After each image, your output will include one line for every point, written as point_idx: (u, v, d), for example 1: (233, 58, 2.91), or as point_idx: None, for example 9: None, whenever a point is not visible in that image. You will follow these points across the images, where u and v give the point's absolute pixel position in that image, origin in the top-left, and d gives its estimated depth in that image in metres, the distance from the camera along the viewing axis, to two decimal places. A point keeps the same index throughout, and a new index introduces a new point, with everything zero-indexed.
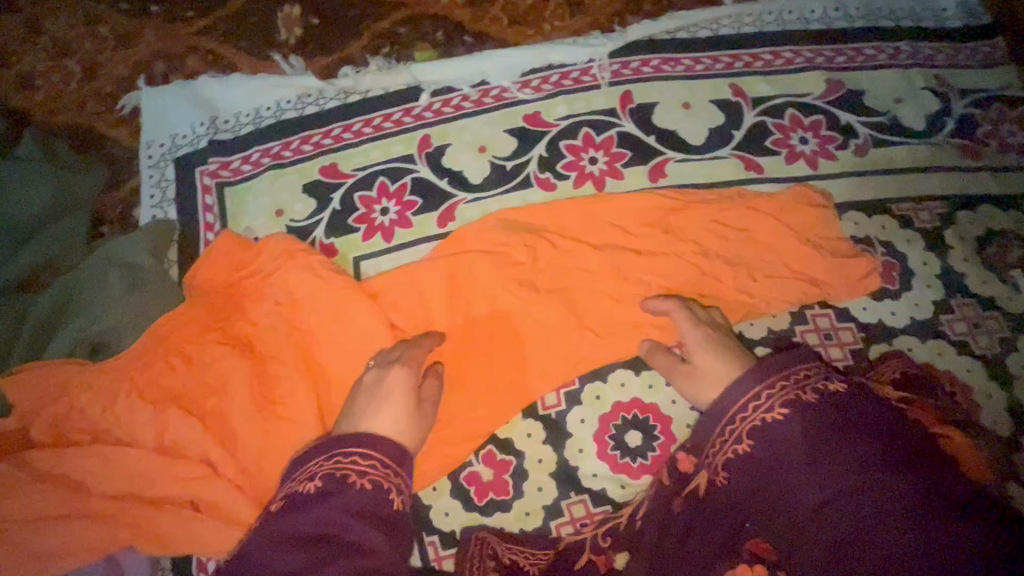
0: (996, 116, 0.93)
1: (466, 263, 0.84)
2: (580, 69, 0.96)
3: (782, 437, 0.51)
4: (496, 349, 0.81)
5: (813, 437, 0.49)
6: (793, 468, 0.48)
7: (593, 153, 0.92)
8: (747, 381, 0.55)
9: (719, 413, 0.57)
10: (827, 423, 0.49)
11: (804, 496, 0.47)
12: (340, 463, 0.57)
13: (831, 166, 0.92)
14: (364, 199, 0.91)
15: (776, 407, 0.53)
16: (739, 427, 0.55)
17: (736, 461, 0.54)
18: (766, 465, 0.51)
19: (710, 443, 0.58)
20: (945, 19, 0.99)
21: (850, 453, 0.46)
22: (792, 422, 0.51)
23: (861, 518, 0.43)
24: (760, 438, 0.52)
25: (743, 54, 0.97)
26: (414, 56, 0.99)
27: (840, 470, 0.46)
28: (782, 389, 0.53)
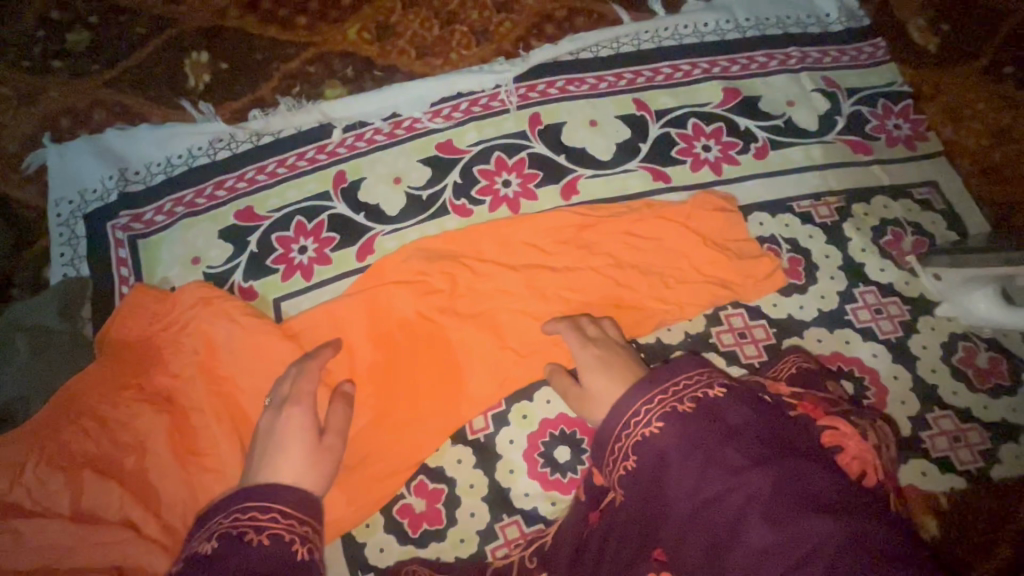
0: (882, 112, 0.99)
1: (386, 296, 0.85)
2: (488, 96, 0.99)
3: (663, 450, 0.52)
4: (422, 376, 0.82)
5: (692, 445, 0.50)
6: (678, 480, 0.50)
7: (506, 176, 0.95)
8: (629, 397, 0.56)
9: (606, 432, 0.57)
10: (704, 434, 0.51)
11: (693, 511, 0.48)
12: (239, 521, 0.58)
13: (734, 170, 0.96)
14: (281, 239, 0.91)
15: (654, 422, 0.54)
16: (626, 444, 0.55)
17: (628, 480, 0.55)
18: (653, 478, 0.52)
19: (603, 461, 0.58)
20: (829, 24, 1.05)
21: (727, 464, 0.48)
22: (671, 436, 0.52)
23: (747, 520, 0.45)
24: (642, 453, 0.53)
25: (643, 69, 1.01)
26: (326, 94, 1.00)
27: (719, 474, 0.48)
28: (660, 403, 0.54)
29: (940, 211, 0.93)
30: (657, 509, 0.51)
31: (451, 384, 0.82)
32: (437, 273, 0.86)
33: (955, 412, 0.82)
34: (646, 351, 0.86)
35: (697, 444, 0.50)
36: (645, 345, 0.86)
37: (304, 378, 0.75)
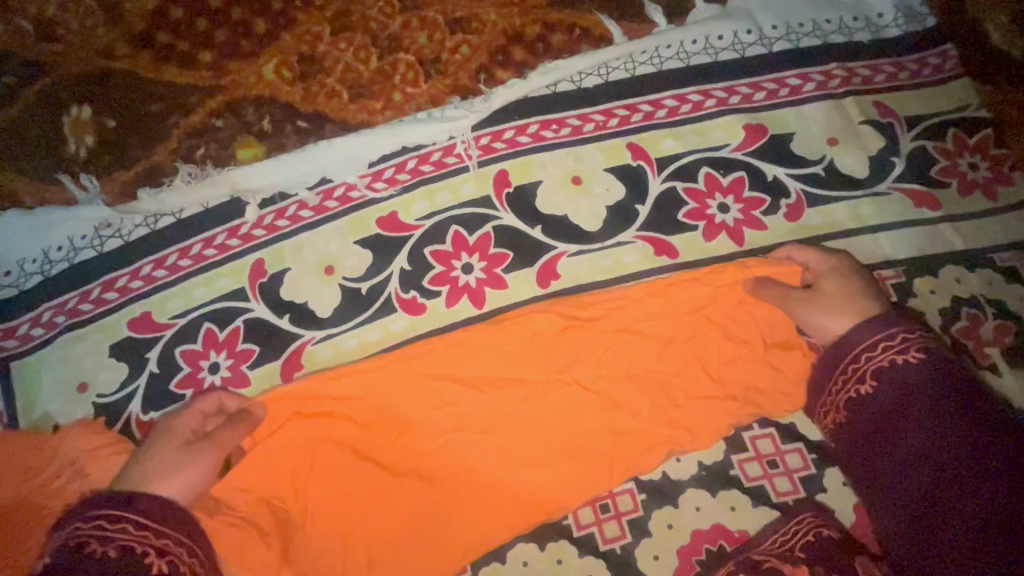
0: (952, 148, 0.77)
1: (313, 432, 0.66)
2: (441, 150, 0.77)
3: (901, 379, 0.53)
4: (351, 542, 0.64)
5: (939, 388, 0.51)
6: (903, 414, 0.52)
7: (466, 258, 0.74)
8: (877, 326, 0.57)
9: (842, 350, 0.58)
10: (949, 377, 0.52)
11: (914, 438, 0.51)
12: (82, 529, 0.51)
13: (760, 237, 0.74)
14: (187, 354, 0.72)
15: (909, 351, 0.54)
16: (865, 367, 0.56)
17: (857, 400, 0.56)
18: (878, 404, 0.54)
19: (828, 382, 0.59)
20: (881, 28, 0.81)
21: (963, 408, 0.49)
22: (919, 366, 0.53)
23: (971, 465, 0.47)
24: (882, 382, 0.54)
25: (640, 103, 0.79)
26: (238, 155, 0.79)
27: (949, 420, 0.49)
28: (919, 340, 0.55)
29: None
30: (870, 435, 0.54)
31: (395, 549, 0.64)
32: (380, 400, 0.68)
33: None
34: (649, 490, 0.67)
35: (938, 389, 0.51)
36: (647, 481, 0.67)
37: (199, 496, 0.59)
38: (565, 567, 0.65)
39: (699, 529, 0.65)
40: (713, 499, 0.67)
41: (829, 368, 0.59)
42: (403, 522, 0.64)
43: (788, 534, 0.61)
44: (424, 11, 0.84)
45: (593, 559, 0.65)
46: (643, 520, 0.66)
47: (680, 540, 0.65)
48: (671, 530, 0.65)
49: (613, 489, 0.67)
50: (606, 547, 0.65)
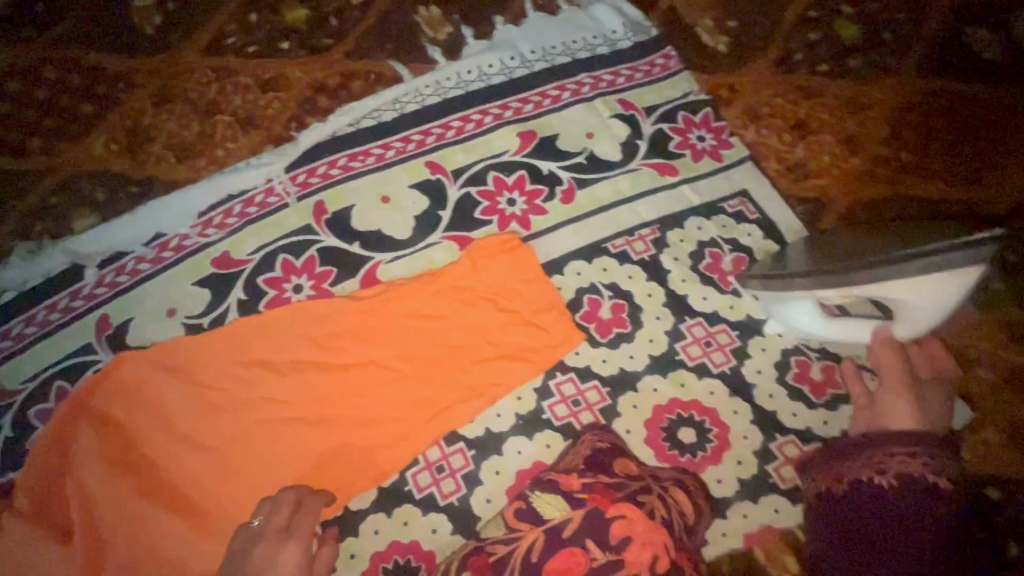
0: (683, 126, 0.96)
1: (178, 452, 0.76)
2: (263, 192, 0.88)
3: (913, 493, 0.59)
4: (186, 511, 0.74)
5: (914, 510, 0.58)
6: (899, 532, 0.58)
7: (296, 280, 0.85)
8: (929, 436, 0.64)
9: (871, 444, 0.66)
10: (914, 512, 0.58)
11: (886, 562, 0.56)
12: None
13: (544, 220, 0.89)
14: (42, 413, 0.78)
15: (890, 478, 0.62)
16: (869, 468, 0.64)
17: (863, 495, 0.63)
18: (878, 516, 0.60)
19: (847, 454, 0.67)
20: (616, 41, 1.01)
21: (920, 545, 0.56)
22: (892, 500, 0.60)
23: None
24: (898, 491, 0.60)
25: (432, 128, 0.94)
26: (75, 227, 0.87)
27: (911, 556, 0.55)
28: (897, 462, 0.62)
29: (755, 221, 0.90)
30: (844, 553, 0.60)
31: (225, 507, 0.75)
32: (224, 409, 0.78)
33: (797, 436, 0.79)
34: (477, 446, 0.78)
35: (927, 530, 0.57)
36: (474, 439, 0.79)
37: (106, 459, 0.74)
38: (411, 526, 0.74)
39: (522, 469, 0.77)
40: (531, 442, 0.79)
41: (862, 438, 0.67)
42: (246, 511, 0.74)
43: (573, 454, 0.72)
44: (237, 77, 0.96)
45: (435, 514, 0.75)
46: (475, 472, 0.77)
47: (507, 482, 0.77)
48: (498, 475, 0.77)
49: (446, 451, 0.78)
50: (445, 501, 0.76)
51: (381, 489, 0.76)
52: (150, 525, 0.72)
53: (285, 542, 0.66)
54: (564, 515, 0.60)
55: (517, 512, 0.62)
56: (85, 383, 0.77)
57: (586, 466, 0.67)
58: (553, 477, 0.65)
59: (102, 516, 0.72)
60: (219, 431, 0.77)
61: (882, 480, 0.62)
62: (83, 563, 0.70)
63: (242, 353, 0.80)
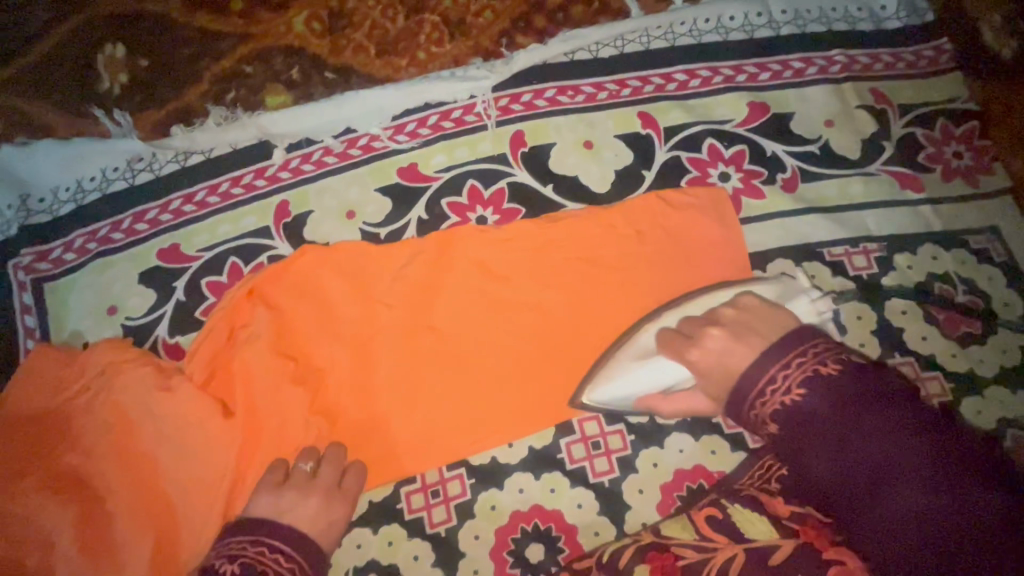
0: (939, 136, 0.82)
1: (339, 358, 0.74)
2: (461, 108, 0.82)
3: (847, 387, 0.48)
4: (340, 419, 0.73)
5: (839, 415, 0.47)
6: (821, 450, 0.48)
7: (481, 210, 0.79)
8: (773, 355, 0.53)
9: (756, 375, 0.53)
10: (857, 398, 0.47)
11: (841, 481, 0.47)
12: (259, 554, 0.59)
13: (756, 206, 0.80)
14: (214, 286, 0.77)
15: (794, 388, 0.50)
16: (763, 408, 0.52)
17: (785, 412, 0.50)
18: (862, 397, 0.47)
19: (745, 395, 0.53)
20: (884, 19, 0.86)
21: (874, 443, 0.45)
22: (814, 401, 0.49)
23: (898, 496, 0.44)
24: (809, 400, 0.49)
25: (652, 76, 0.84)
26: (267, 101, 0.83)
27: (864, 454, 0.46)
28: (799, 367, 0.51)
29: (1000, 264, 0.77)
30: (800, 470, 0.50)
31: (377, 427, 0.73)
32: (389, 330, 0.75)
33: None
34: (638, 433, 0.73)
35: (837, 424, 0.47)
36: (636, 424, 0.73)
37: (270, 345, 0.73)
38: (557, 495, 0.71)
39: (681, 469, 0.72)
40: (696, 442, 0.73)
41: (732, 410, 0.55)
42: (394, 431, 0.73)
43: (765, 471, 0.64)
44: None
45: (583, 489, 0.71)
46: (631, 458, 0.72)
47: (664, 477, 0.72)
48: (656, 468, 0.72)
49: (605, 429, 0.73)
50: (596, 479, 0.71)
51: (532, 449, 0.73)
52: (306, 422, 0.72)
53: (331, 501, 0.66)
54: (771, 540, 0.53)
55: (709, 520, 0.58)
56: (261, 272, 0.75)
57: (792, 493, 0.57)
58: (755, 496, 0.59)
59: (258, 410, 0.71)
60: (381, 350, 0.74)
61: (786, 404, 0.51)
62: (242, 442, 0.70)
63: (413, 276, 0.76)
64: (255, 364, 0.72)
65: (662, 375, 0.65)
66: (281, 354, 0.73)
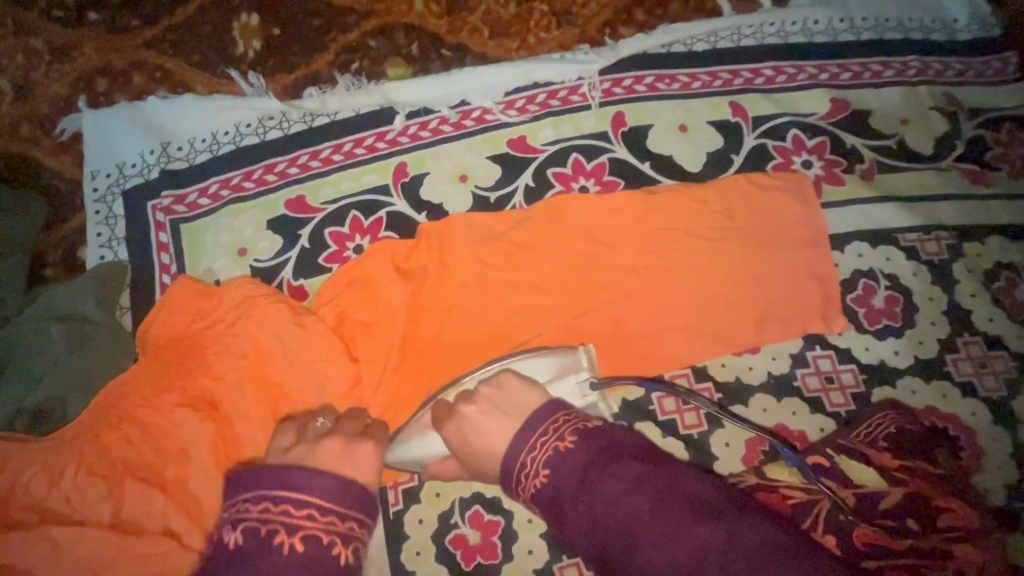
0: (1007, 139, 0.89)
1: (450, 306, 0.80)
2: (568, 88, 0.89)
3: (584, 456, 0.51)
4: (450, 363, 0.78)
5: (581, 483, 0.50)
6: (574, 518, 0.49)
7: (583, 181, 0.86)
8: (532, 421, 0.57)
9: (518, 447, 0.56)
10: (591, 463, 0.50)
11: (601, 551, 0.47)
12: (265, 514, 0.51)
13: (837, 192, 0.86)
14: (336, 235, 0.84)
15: (540, 466, 0.53)
16: (525, 479, 0.54)
17: (542, 491, 0.53)
18: (595, 463, 0.50)
19: (518, 470, 0.55)
20: (956, 32, 0.94)
21: (614, 506, 0.47)
22: (565, 470, 0.51)
23: (643, 559, 0.44)
24: (552, 475, 0.52)
25: (743, 70, 0.91)
26: (387, 73, 0.90)
27: (605, 518, 0.47)
28: (549, 439, 0.54)
29: None
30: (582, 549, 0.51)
31: None
32: (499, 284, 0.81)
33: None
34: (723, 391, 0.80)
35: (577, 491, 0.50)
36: (723, 383, 0.80)
37: (391, 291, 0.79)
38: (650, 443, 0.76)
39: (764, 426, 0.78)
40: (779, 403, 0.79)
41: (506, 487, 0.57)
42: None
43: (871, 426, 0.70)
44: None
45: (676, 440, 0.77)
46: (717, 414, 0.79)
47: (749, 432, 0.77)
48: (741, 424, 0.78)
49: (694, 386, 0.80)
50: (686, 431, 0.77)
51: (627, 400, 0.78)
52: (421, 363, 0.78)
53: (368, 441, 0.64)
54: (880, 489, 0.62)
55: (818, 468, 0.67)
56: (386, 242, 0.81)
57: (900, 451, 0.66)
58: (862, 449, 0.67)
59: (380, 349, 0.78)
60: (490, 302, 0.80)
61: (544, 477, 0.53)
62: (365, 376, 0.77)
63: (524, 236, 0.82)
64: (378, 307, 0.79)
65: (423, 446, 0.70)
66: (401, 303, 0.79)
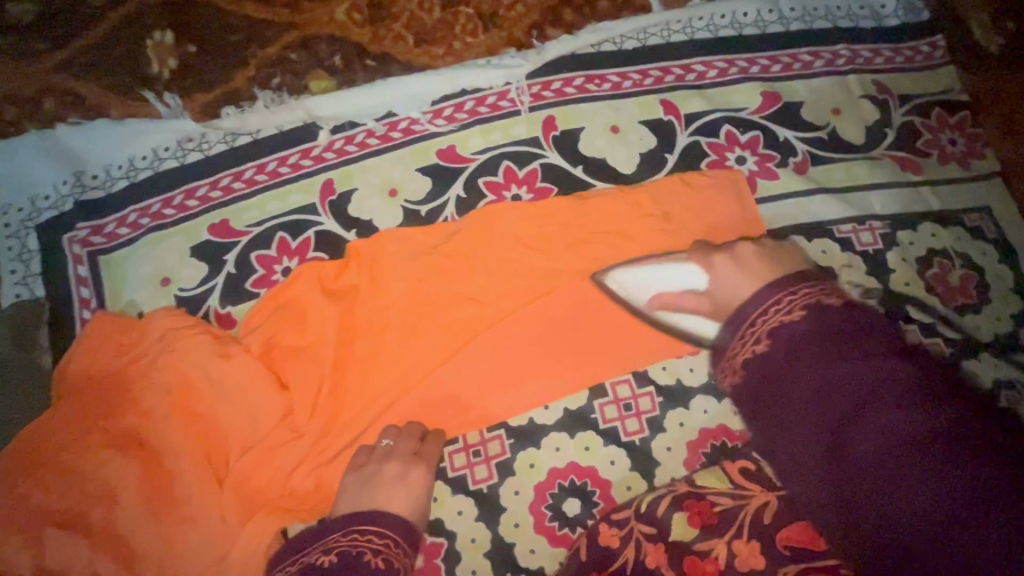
0: (936, 125, 0.89)
1: (383, 326, 0.78)
2: (496, 94, 0.87)
3: (804, 336, 0.54)
4: (385, 385, 0.76)
5: (814, 345, 0.53)
6: (788, 387, 0.53)
7: (516, 189, 0.84)
8: (770, 290, 0.59)
9: (744, 315, 0.59)
10: (833, 334, 0.53)
11: (804, 430, 0.51)
12: (355, 540, 0.64)
13: (771, 186, 0.86)
14: (262, 258, 0.81)
15: (793, 312, 0.56)
16: (759, 330, 0.58)
17: (753, 360, 0.57)
18: (813, 341, 0.53)
19: (734, 336, 0.59)
20: (883, 18, 0.94)
21: (837, 374, 0.50)
22: (795, 338, 0.55)
23: (851, 428, 0.48)
24: (759, 355, 0.56)
25: (673, 67, 0.90)
26: (310, 86, 0.87)
27: (822, 390, 0.50)
28: (803, 297, 0.57)
29: (992, 240, 0.84)
30: (761, 413, 0.55)
31: (421, 391, 0.76)
32: (434, 300, 0.79)
33: None
34: (665, 395, 0.78)
35: (804, 356, 0.53)
36: (664, 387, 0.78)
37: (320, 316, 0.77)
38: (591, 453, 0.76)
39: (706, 428, 0.77)
40: (719, 404, 0.78)
41: (726, 337, 0.60)
42: (439, 394, 0.77)
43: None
44: None
45: (615, 447, 0.76)
46: (659, 419, 0.77)
47: (689, 436, 0.77)
48: (683, 428, 0.77)
49: (635, 392, 0.78)
50: (627, 438, 0.76)
51: (567, 411, 0.77)
52: (355, 386, 0.76)
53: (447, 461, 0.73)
54: None
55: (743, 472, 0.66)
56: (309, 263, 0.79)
57: None
58: None
59: (312, 375, 0.75)
60: (424, 319, 0.78)
61: (777, 330, 0.56)
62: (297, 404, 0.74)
63: (457, 249, 0.81)
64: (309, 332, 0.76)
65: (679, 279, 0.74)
66: (330, 328, 0.77)
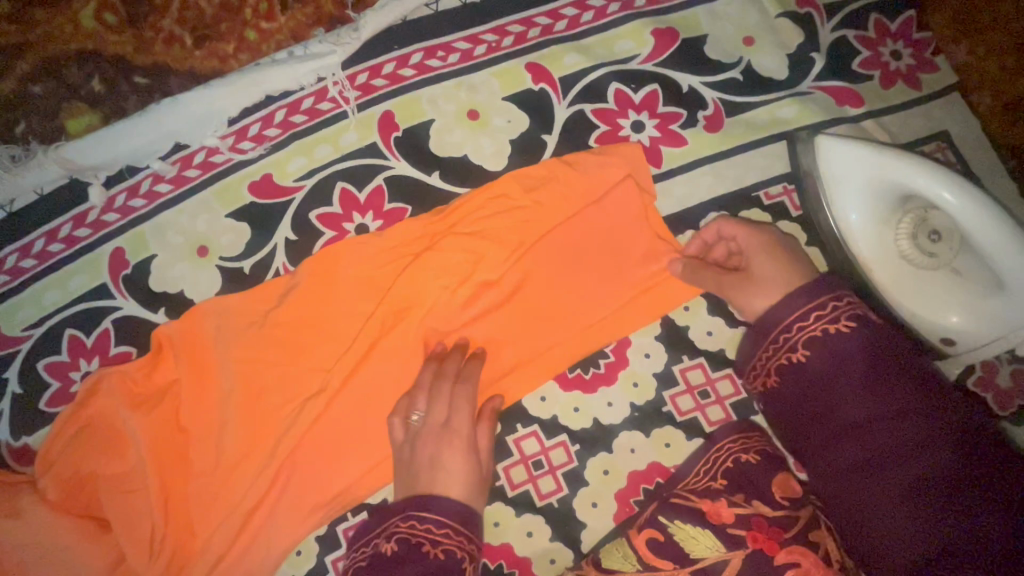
0: (874, 36, 0.71)
1: (218, 425, 0.62)
2: (311, 95, 0.67)
3: (847, 352, 0.48)
4: (235, 498, 0.61)
5: (862, 371, 0.47)
6: (837, 391, 0.47)
7: (359, 217, 0.66)
8: (816, 290, 0.51)
9: (767, 323, 0.52)
10: (867, 360, 0.47)
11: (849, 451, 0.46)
12: (414, 530, 0.51)
13: (679, 154, 0.68)
14: (53, 367, 0.63)
15: (841, 321, 0.49)
16: (791, 338, 0.51)
17: (791, 370, 0.50)
18: (860, 361, 0.47)
19: (757, 348, 0.53)
20: None
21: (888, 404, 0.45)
22: (846, 345, 0.48)
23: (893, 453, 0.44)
24: (815, 356, 0.49)
25: (536, 16, 0.70)
26: (68, 128, 0.66)
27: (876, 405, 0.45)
28: (846, 306, 0.50)
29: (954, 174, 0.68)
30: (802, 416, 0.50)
31: (282, 497, 0.61)
32: (277, 381, 0.62)
33: None
34: (582, 441, 0.64)
35: (840, 378, 0.47)
36: (579, 432, 0.65)
37: (133, 429, 0.60)
38: (502, 528, 0.62)
39: (635, 471, 0.64)
40: (647, 439, 0.64)
41: (749, 344, 0.54)
42: (305, 496, 0.61)
43: (709, 462, 0.59)
44: None
45: (531, 515, 0.63)
46: (578, 471, 0.64)
47: (616, 485, 0.63)
48: (607, 476, 0.64)
49: (545, 444, 0.64)
50: (543, 502, 0.63)
51: None
52: (199, 506, 0.61)
53: (449, 441, 0.57)
54: (718, 556, 0.50)
55: (651, 543, 0.53)
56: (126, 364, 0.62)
57: (736, 490, 0.54)
58: (693, 501, 0.54)
59: (138, 509, 0.59)
60: (267, 406, 0.62)
61: (823, 335, 0.49)
62: (126, 547, 0.59)
63: (293, 311, 0.63)
64: (124, 451, 0.60)
65: (894, 169, 0.57)
66: (147, 438, 0.61)
